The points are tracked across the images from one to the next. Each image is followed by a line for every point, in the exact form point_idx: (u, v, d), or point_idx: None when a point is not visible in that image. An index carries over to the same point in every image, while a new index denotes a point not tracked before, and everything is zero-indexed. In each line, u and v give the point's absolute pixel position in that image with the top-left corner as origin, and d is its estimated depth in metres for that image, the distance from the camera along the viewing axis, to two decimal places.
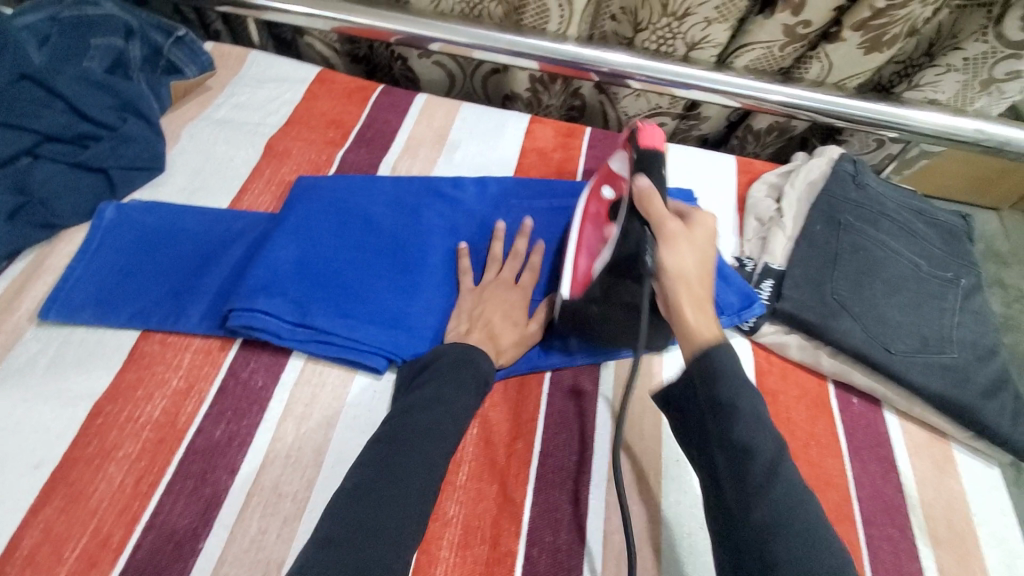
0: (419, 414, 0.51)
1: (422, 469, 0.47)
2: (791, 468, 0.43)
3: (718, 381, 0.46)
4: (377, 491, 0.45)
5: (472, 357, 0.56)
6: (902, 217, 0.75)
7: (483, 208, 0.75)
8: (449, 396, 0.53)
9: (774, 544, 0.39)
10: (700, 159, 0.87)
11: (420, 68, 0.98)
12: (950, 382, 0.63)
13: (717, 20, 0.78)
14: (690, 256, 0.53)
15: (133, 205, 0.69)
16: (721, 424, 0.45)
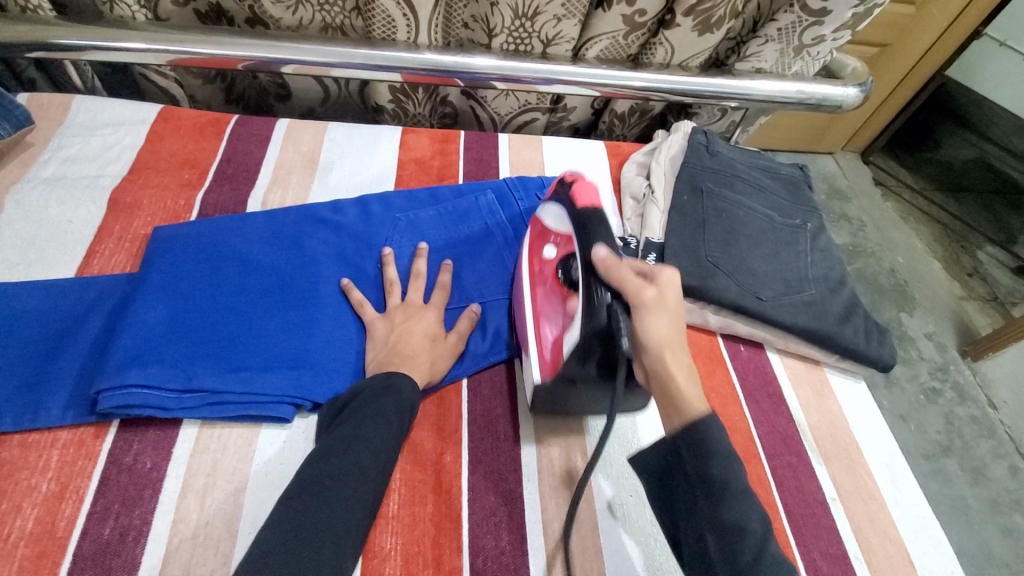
0: (338, 459, 0.48)
1: (341, 521, 0.45)
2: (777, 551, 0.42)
3: (709, 458, 0.45)
4: (290, 558, 0.42)
5: (396, 384, 0.55)
6: (752, 177, 0.84)
7: (371, 227, 0.73)
8: (371, 431, 0.51)
9: None
10: (573, 149, 0.91)
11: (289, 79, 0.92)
12: (814, 316, 0.71)
13: (566, 17, 0.82)
14: (666, 323, 0.52)
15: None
16: (710, 500, 0.44)
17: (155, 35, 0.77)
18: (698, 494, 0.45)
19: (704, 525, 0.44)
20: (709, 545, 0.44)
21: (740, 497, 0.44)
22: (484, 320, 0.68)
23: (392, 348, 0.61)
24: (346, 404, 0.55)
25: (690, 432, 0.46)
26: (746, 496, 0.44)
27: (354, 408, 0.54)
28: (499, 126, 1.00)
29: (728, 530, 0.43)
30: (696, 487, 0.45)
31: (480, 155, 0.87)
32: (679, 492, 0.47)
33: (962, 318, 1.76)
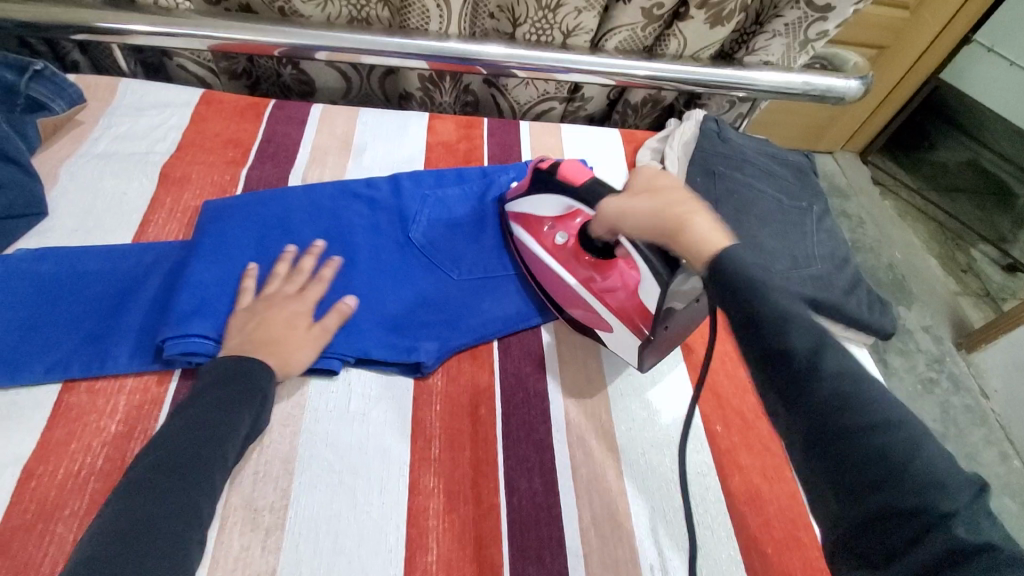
0: (171, 453, 0.48)
1: (167, 514, 0.44)
2: (844, 348, 0.39)
3: (746, 284, 0.40)
4: (120, 556, 0.41)
5: (249, 370, 0.54)
6: (761, 162, 0.89)
7: (403, 201, 0.77)
8: (203, 422, 0.50)
9: (875, 436, 0.36)
10: (591, 135, 0.96)
11: (314, 71, 0.97)
12: (820, 289, 0.76)
13: (587, 9, 0.87)
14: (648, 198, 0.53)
15: (19, 256, 0.62)
16: (774, 326, 0.38)
17: (190, 20, 0.82)
18: (755, 327, 0.40)
19: (769, 346, 0.39)
20: (781, 374, 0.39)
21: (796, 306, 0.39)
22: (509, 287, 0.72)
23: (255, 336, 0.58)
24: (211, 382, 0.53)
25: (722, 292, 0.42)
26: (896, 415, 0.36)
27: (216, 390, 0.52)
28: (518, 115, 1.05)
29: (896, 458, 0.35)
30: (756, 326, 0.39)
31: (504, 140, 0.92)
32: (745, 334, 0.40)
33: (958, 312, 1.82)
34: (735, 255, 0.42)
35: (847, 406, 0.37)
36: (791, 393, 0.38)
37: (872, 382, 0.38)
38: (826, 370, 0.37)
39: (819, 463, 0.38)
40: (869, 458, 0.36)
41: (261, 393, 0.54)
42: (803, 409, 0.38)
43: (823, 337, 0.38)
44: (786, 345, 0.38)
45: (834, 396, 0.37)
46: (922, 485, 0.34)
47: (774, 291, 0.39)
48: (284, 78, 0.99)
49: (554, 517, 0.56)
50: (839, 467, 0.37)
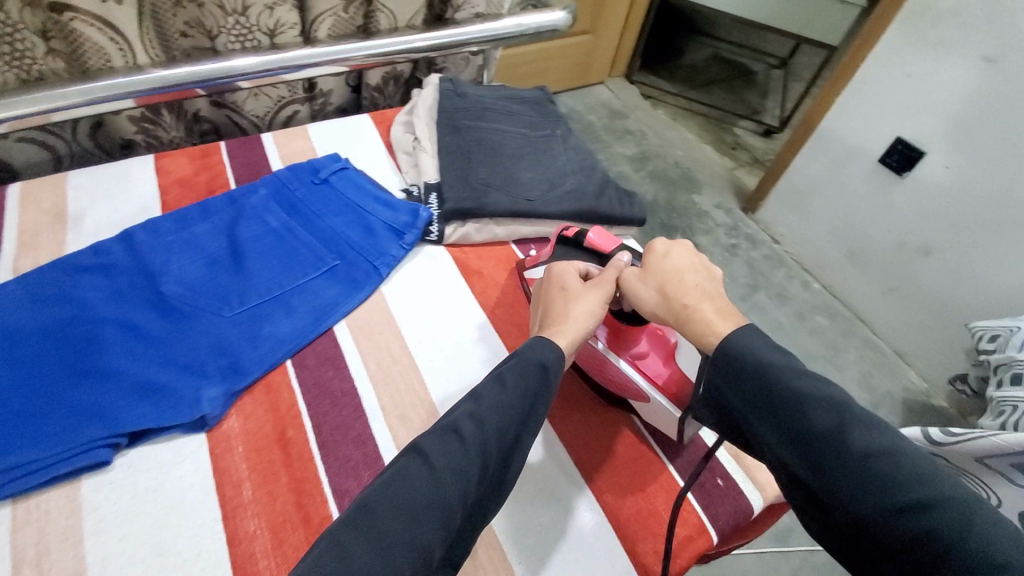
0: (454, 459, 0.45)
1: (416, 541, 0.41)
2: (867, 419, 0.45)
3: (778, 379, 0.48)
4: (366, 536, 0.40)
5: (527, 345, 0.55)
6: (500, 105, 0.95)
7: (148, 257, 0.70)
8: (499, 431, 0.48)
9: (922, 510, 0.40)
10: (338, 128, 0.94)
11: (2, 150, 0.83)
12: (578, 200, 0.84)
13: (276, 4, 0.85)
14: (688, 274, 0.57)
15: None
16: (800, 414, 0.46)
17: None
18: (789, 414, 0.47)
19: (805, 434, 0.46)
20: (819, 459, 0.45)
21: (817, 388, 0.47)
22: (290, 303, 0.69)
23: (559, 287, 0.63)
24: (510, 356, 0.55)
25: (761, 380, 0.48)
26: (935, 481, 0.42)
27: (514, 363, 0.54)
28: (265, 129, 1.01)
29: (944, 527, 0.39)
30: (789, 416, 0.47)
31: (246, 158, 0.87)
32: (783, 425, 0.47)
33: (736, 182, 2.12)
34: (745, 343, 0.50)
35: (883, 481, 0.42)
36: (821, 470, 0.44)
37: (901, 442, 0.44)
38: (854, 443, 0.44)
39: (878, 545, 0.42)
40: (910, 535, 0.40)
41: (541, 364, 0.53)
42: (835, 485, 0.44)
43: (847, 414, 0.45)
44: (812, 427, 0.46)
45: (865, 469, 0.43)
46: (963, 560, 0.38)
47: (792, 375, 0.48)
48: None
49: None
50: (903, 546, 0.41)
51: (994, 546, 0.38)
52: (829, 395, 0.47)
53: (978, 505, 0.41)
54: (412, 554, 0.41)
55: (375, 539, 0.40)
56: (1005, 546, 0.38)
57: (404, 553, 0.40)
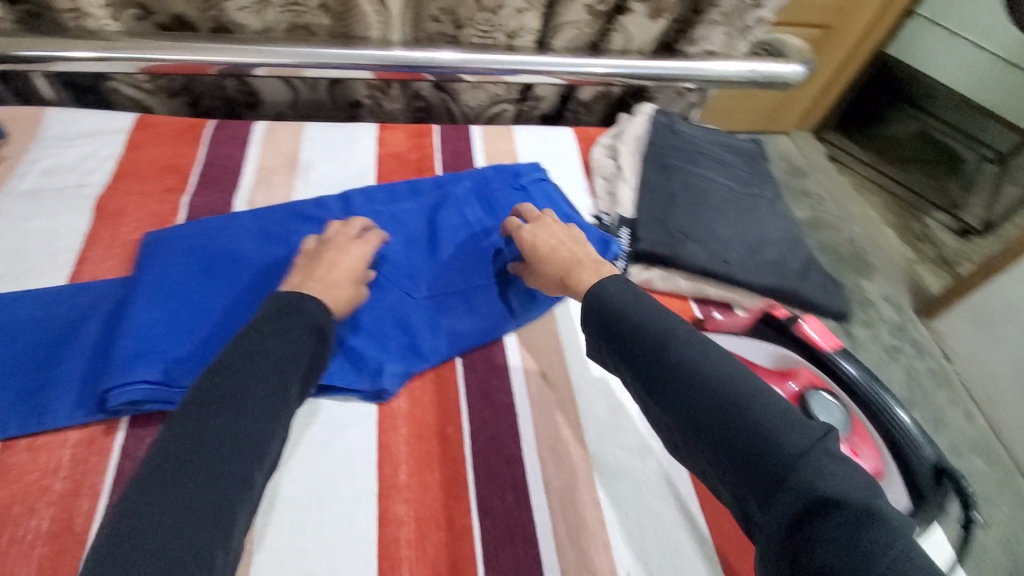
0: (177, 433, 0.47)
1: (214, 477, 0.45)
2: (688, 341, 0.52)
3: (618, 312, 0.55)
4: (160, 492, 0.44)
5: (302, 303, 0.57)
6: (712, 152, 0.91)
7: (358, 220, 0.75)
8: (276, 379, 0.52)
9: (739, 412, 0.47)
10: (541, 136, 0.94)
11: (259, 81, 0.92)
12: (776, 275, 0.77)
13: (527, 9, 0.85)
14: (545, 234, 0.69)
15: None
16: (634, 339, 0.53)
17: (114, 42, 0.77)
18: (627, 341, 0.53)
19: (641, 355, 0.52)
20: (648, 376, 0.52)
21: (651, 315, 0.54)
22: (470, 300, 0.71)
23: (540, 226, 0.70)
24: (235, 335, 0.54)
25: (608, 310, 0.55)
26: (741, 386, 0.48)
27: (240, 339, 0.54)
28: (470, 120, 1.04)
29: (749, 424, 0.46)
30: (627, 341, 0.53)
31: (455, 147, 0.90)
32: (619, 348, 0.54)
33: (914, 278, 1.86)
34: (609, 289, 0.57)
35: (698, 392, 0.49)
36: (652, 386, 0.51)
37: (718, 357, 0.51)
38: (673, 357, 0.51)
39: (700, 446, 0.48)
40: (719, 435, 0.47)
41: (318, 327, 0.57)
42: (663, 397, 0.50)
43: (672, 334, 0.52)
44: (644, 347, 0.52)
45: (679, 382, 0.50)
46: (756, 446, 0.45)
47: (634, 308, 0.54)
48: (228, 92, 0.94)
49: (527, 533, 0.56)
50: (714, 446, 0.47)
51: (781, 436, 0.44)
52: (663, 321, 0.54)
53: (775, 405, 0.47)
54: (208, 498, 0.44)
55: (162, 511, 0.43)
56: (790, 434, 0.45)
57: (215, 496, 0.45)
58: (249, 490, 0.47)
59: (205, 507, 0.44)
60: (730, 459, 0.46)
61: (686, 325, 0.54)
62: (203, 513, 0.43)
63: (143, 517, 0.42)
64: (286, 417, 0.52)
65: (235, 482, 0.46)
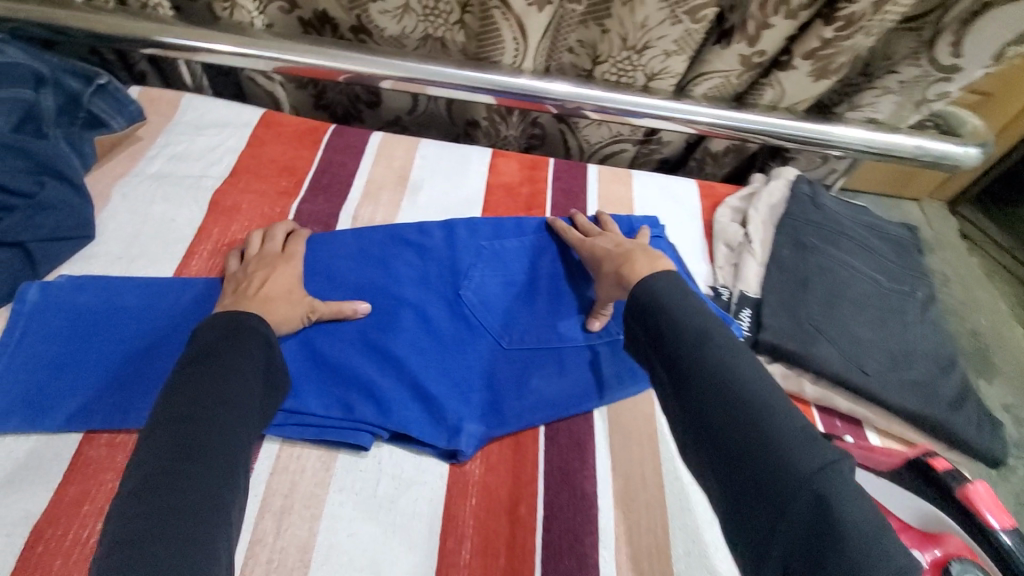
0: (159, 454, 0.41)
1: (200, 503, 0.39)
2: (724, 348, 0.49)
3: (660, 308, 0.53)
4: (143, 509, 0.38)
5: (240, 321, 0.52)
6: (858, 235, 0.79)
7: (458, 253, 0.71)
8: (250, 382, 0.48)
9: (756, 424, 0.44)
10: (663, 187, 0.87)
11: None
12: (922, 398, 0.65)
13: (675, 52, 0.78)
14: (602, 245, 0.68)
15: (60, 284, 0.60)
16: (669, 336, 0.51)
17: (256, 40, 0.78)
18: (660, 337, 0.52)
19: (671, 353, 0.50)
20: (674, 375, 0.50)
21: (692, 318, 0.51)
22: (563, 361, 0.66)
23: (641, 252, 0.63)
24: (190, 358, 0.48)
25: (648, 304, 0.54)
26: (768, 403, 0.45)
27: (199, 363, 0.48)
28: (585, 155, 0.98)
29: (764, 439, 0.43)
30: (660, 337, 0.52)
31: (568, 187, 0.84)
32: (653, 343, 0.52)
33: None
34: (658, 286, 0.55)
35: (721, 399, 0.46)
36: (678, 385, 0.49)
37: (751, 370, 0.47)
38: (704, 358, 0.48)
39: (709, 453, 0.46)
40: (729, 444, 0.44)
41: (266, 339, 0.52)
42: (685, 399, 0.48)
43: (707, 339, 0.49)
44: (676, 345, 0.50)
45: (703, 387, 0.47)
46: (766, 463, 0.42)
47: (677, 307, 0.52)
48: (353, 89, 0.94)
49: None
50: (722, 454, 0.45)
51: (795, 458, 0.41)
52: (704, 324, 0.51)
53: (801, 430, 0.43)
54: (196, 512, 0.39)
55: (147, 553, 0.36)
56: (806, 458, 0.41)
57: (202, 507, 0.39)
58: (234, 516, 0.41)
59: (188, 514, 0.39)
60: (735, 470, 0.43)
61: (729, 333, 0.51)
62: (195, 543, 0.38)
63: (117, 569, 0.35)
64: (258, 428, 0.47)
65: (222, 506, 0.41)
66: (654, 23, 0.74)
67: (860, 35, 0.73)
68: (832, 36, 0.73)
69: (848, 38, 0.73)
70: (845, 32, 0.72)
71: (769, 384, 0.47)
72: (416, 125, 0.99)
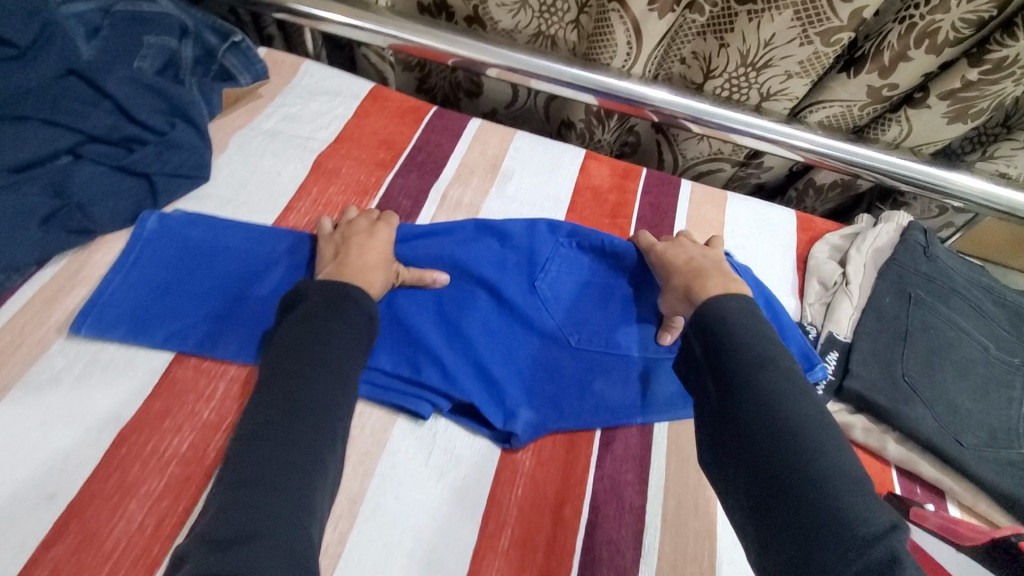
0: (268, 408, 0.45)
1: (303, 460, 0.43)
2: (782, 376, 0.47)
3: (720, 328, 0.51)
4: (260, 448, 0.43)
5: (348, 290, 0.54)
6: (972, 295, 0.72)
7: (535, 246, 0.70)
8: (353, 349, 0.51)
9: (809, 459, 0.42)
10: (758, 212, 0.83)
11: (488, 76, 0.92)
12: (1020, 482, 0.58)
13: (798, 75, 0.75)
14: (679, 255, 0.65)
15: (176, 216, 0.64)
16: (727, 357, 0.49)
17: (379, 17, 0.82)
18: (718, 357, 0.50)
19: (726, 374, 0.49)
20: (725, 398, 0.48)
21: (754, 342, 0.50)
22: (629, 370, 0.64)
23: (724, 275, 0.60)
24: (300, 318, 0.52)
25: (709, 321, 0.52)
26: (823, 438, 0.43)
27: (306, 323, 0.51)
28: (679, 170, 0.95)
29: (816, 478, 0.41)
30: (717, 358, 0.50)
31: (658, 199, 0.82)
32: (707, 363, 0.51)
33: None
34: (721, 306, 0.53)
35: (774, 428, 0.44)
36: (728, 409, 0.47)
37: (808, 404, 0.46)
38: (760, 384, 0.47)
39: (751, 482, 0.43)
40: (776, 472, 0.42)
41: (370, 307, 0.55)
42: (734, 424, 0.46)
43: (767, 365, 0.48)
44: (732, 368, 0.49)
45: (756, 413, 0.45)
46: (813, 501, 0.40)
47: (739, 330, 0.51)
48: (456, 76, 0.96)
49: None
50: (764, 483, 0.42)
51: (847, 502, 0.39)
52: (766, 350, 0.49)
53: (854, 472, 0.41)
54: (302, 463, 0.43)
55: (257, 495, 0.40)
56: (859, 503, 0.39)
57: (305, 460, 0.43)
58: (333, 473, 0.44)
59: (294, 465, 0.42)
60: (780, 503, 0.41)
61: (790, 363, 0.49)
62: (296, 490, 0.41)
63: (231, 505, 0.39)
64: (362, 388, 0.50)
65: (319, 462, 0.43)
66: (780, 41, 0.71)
67: (1010, 81, 0.67)
68: (976, 78, 0.67)
69: (996, 81, 0.67)
70: (991, 75, 0.67)
71: (827, 426, 0.44)
72: (509, 119, 1.01)
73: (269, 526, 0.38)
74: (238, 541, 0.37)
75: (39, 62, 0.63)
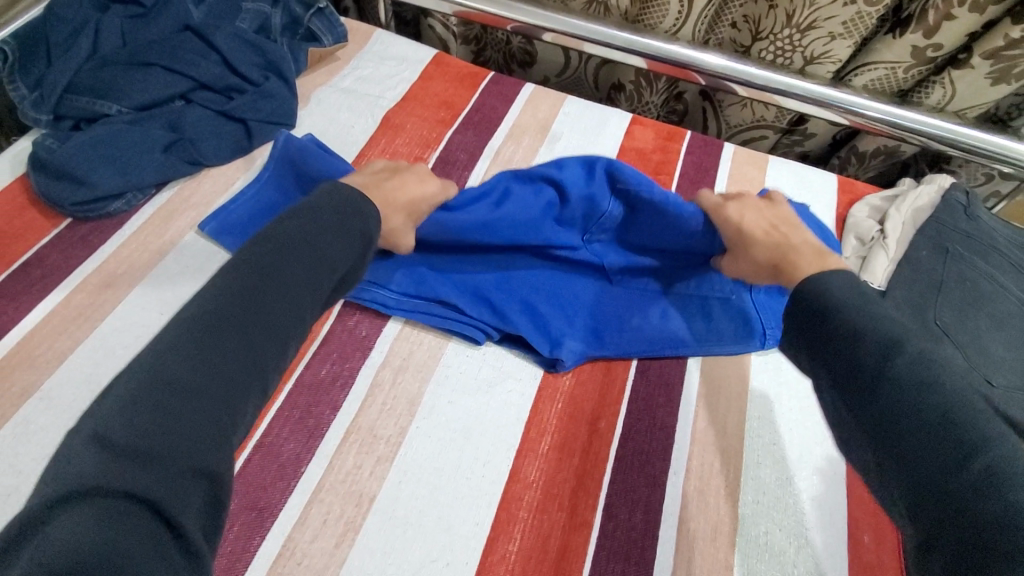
0: (211, 309, 0.44)
1: (232, 383, 0.42)
2: (913, 359, 0.45)
3: (834, 310, 0.50)
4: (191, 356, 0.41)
5: (364, 212, 0.57)
6: (1014, 254, 0.73)
7: (588, 198, 0.68)
8: (311, 280, 0.50)
9: (970, 451, 0.40)
10: (802, 174, 0.86)
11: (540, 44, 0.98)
12: None
13: (842, 36, 0.77)
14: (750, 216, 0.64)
15: (300, 140, 0.71)
16: (848, 342, 0.48)
17: None
18: (839, 343, 0.48)
19: (854, 360, 0.47)
20: (858, 386, 0.46)
21: (871, 323, 0.48)
22: (666, 309, 0.68)
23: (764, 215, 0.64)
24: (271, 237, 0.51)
25: (821, 302, 0.50)
26: (969, 424, 0.41)
27: (272, 243, 0.51)
28: (725, 136, 0.98)
29: (982, 468, 0.39)
30: (836, 345, 0.48)
31: (700, 160, 0.86)
32: (826, 349, 0.49)
33: None
34: (833, 286, 0.51)
35: (923, 417, 0.43)
36: (865, 400, 0.46)
37: (948, 389, 0.43)
38: (895, 371, 0.45)
39: (902, 473, 0.42)
40: (937, 463, 0.41)
41: (363, 235, 0.56)
42: (874, 414, 0.45)
43: (897, 348, 0.46)
44: (858, 355, 0.47)
45: (898, 406, 0.44)
46: (985, 493, 0.38)
47: (858, 312, 0.49)
48: (511, 47, 1.01)
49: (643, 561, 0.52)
50: (917, 472, 0.41)
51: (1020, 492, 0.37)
52: (887, 332, 0.47)
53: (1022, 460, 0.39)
54: (223, 386, 0.42)
55: (175, 405, 0.38)
56: None
57: (233, 384, 0.42)
58: (249, 409, 0.43)
59: (218, 384, 0.42)
60: (944, 496, 0.40)
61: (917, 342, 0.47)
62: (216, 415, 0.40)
63: (145, 407, 0.37)
64: (306, 322, 0.50)
65: (244, 390, 0.43)
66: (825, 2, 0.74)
67: None
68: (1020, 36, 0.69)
69: None
70: None
71: (978, 411, 0.42)
72: (561, 87, 1.06)
73: (174, 438, 0.37)
74: (145, 454, 0.35)
75: (160, 20, 0.76)
